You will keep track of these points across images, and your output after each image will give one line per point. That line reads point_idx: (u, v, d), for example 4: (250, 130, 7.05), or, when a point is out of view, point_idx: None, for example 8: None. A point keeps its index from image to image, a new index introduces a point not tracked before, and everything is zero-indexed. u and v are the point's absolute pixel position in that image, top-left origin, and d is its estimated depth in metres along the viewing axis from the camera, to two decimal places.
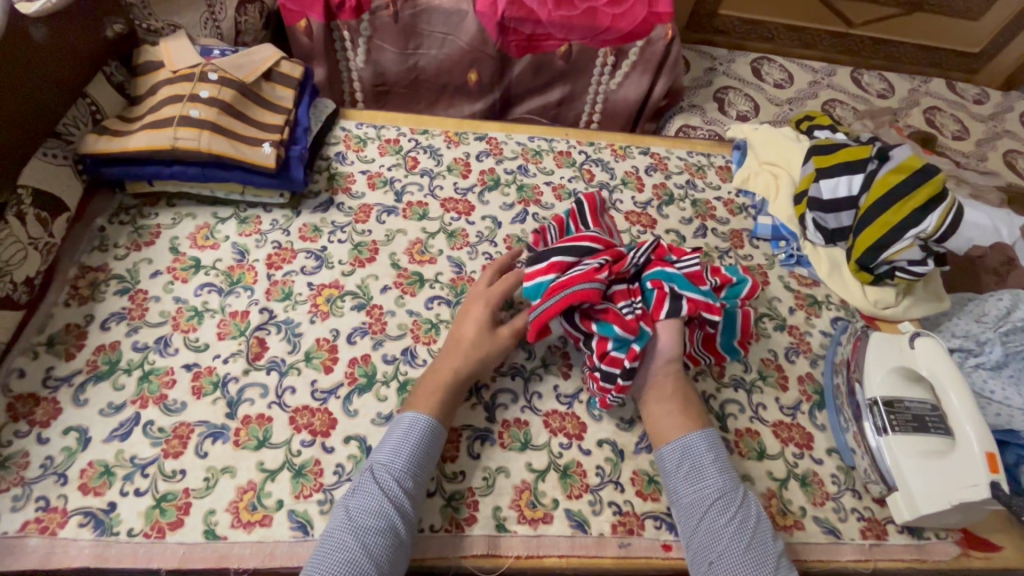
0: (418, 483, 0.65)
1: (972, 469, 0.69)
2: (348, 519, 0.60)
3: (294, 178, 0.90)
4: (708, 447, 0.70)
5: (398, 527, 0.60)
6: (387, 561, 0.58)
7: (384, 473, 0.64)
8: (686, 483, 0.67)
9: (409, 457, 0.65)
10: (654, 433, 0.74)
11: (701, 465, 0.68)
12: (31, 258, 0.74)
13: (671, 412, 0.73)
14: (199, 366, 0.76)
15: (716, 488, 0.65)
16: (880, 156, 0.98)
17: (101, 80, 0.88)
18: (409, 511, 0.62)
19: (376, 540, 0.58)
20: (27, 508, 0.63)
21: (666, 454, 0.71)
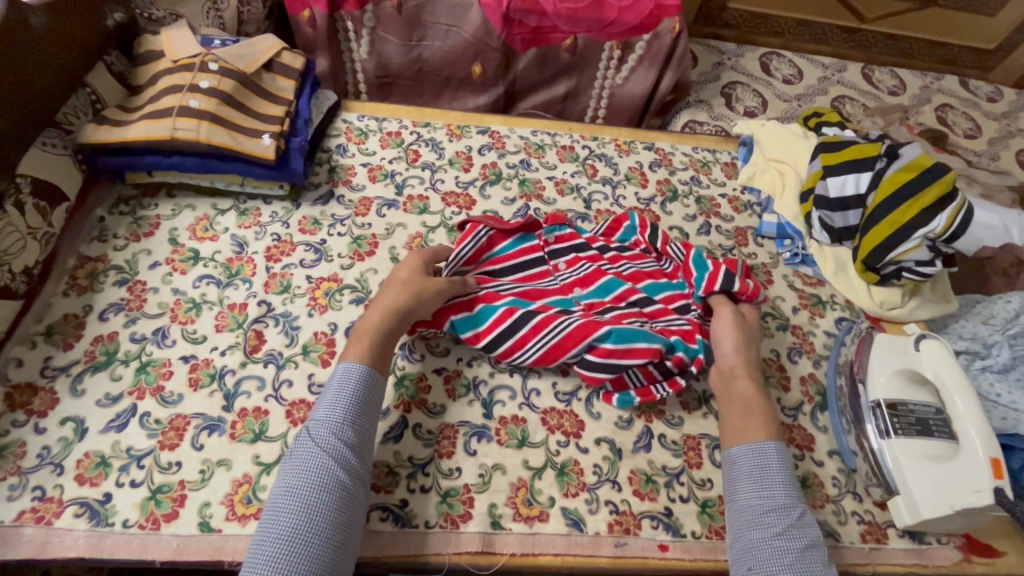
0: (360, 435, 0.63)
1: (977, 473, 0.68)
2: (289, 482, 0.58)
3: (294, 170, 0.89)
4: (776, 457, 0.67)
5: (344, 480, 0.59)
6: (340, 515, 0.57)
7: (323, 429, 0.62)
8: (748, 486, 0.65)
9: (347, 411, 0.64)
10: (728, 433, 0.71)
11: (766, 472, 0.66)
12: (30, 248, 0.74)
13: (742, 411, 0.72)
14: (196, 358, 0.76)
15: (778, 499, 0.63)
16: (889, 154, 0.96)
17: (102, 69, 0.88)
18: (354, 464, 0.61)
19: (320, 497, 0.57)
20: (23, 497, 0.63)
21: (732, 454, 0.69)
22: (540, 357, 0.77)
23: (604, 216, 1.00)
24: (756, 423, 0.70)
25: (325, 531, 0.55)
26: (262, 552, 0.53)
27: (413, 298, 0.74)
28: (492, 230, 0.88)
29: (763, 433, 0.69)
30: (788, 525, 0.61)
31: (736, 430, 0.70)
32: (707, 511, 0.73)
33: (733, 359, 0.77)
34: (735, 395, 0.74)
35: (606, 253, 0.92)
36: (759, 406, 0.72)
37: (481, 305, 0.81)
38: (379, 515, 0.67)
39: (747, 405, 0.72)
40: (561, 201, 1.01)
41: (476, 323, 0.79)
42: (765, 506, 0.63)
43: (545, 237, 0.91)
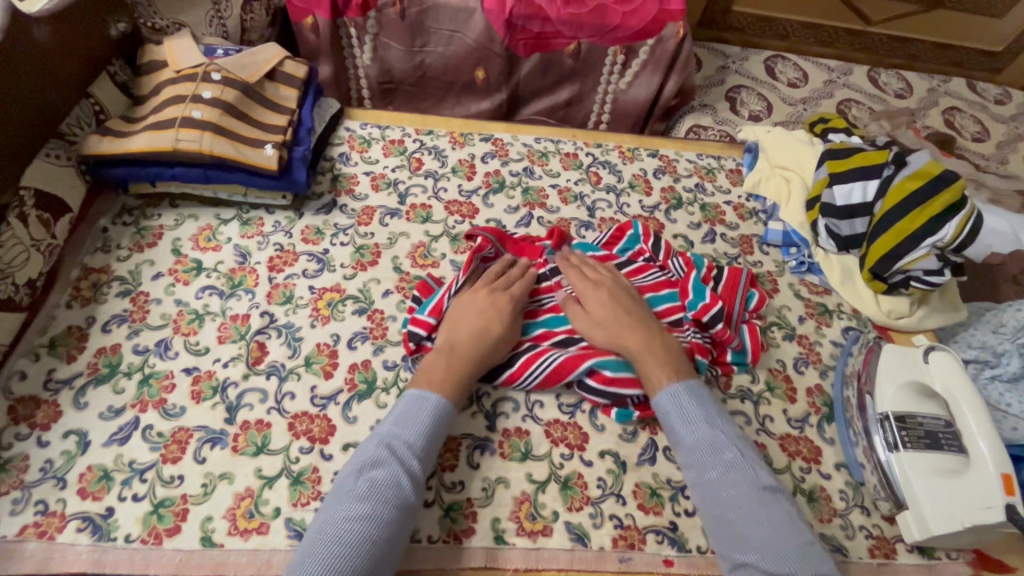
0: (431, 462, 0.65)
1: (988, 490, 0.67)
2: (358, 488, 0.58)
3: (297, 180, 0.89)
4: (689, 390, 0.70)
5: (409, 503, 0.60)
6: (399, 536, 0.58)
7: (401, 447, 0.63)
8: (692, 457, 0.66)
9: (429, 435, 0.65)
10: (647, 385, 0.73)
11: (701, 436, 0.66)
12: (34, 260, 0.74)
13: (643, 362, 0.74)
14: (199, 370, 0.75)
15: (722, 461, 0.64)
16: (898, 161, 0.95)
17: (105, 79, 0.88)
18: (421, 488, 0.62)
19: (390, 513, 0.57)
20: (26, 512, 0.63)
21: (658, 410, 0.70)
22: (542, 380, 0.77)
23: (608, 224, 0.99)
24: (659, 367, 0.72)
25: (383, 549, 0.55)
26: (321, 554, 0.53)
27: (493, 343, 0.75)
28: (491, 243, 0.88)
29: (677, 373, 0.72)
30: (745, 491, 0.61)
31: (653, 380, 0.72)
32: None
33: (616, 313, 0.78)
34: (632, 345, 0.75)
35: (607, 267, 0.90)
36: (655, 347, 0.75)
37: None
38: None
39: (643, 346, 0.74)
40: (565, 209, 1.00)
41: None
42: (715, 476, 0.63)
43: (546, 255, 0.90)
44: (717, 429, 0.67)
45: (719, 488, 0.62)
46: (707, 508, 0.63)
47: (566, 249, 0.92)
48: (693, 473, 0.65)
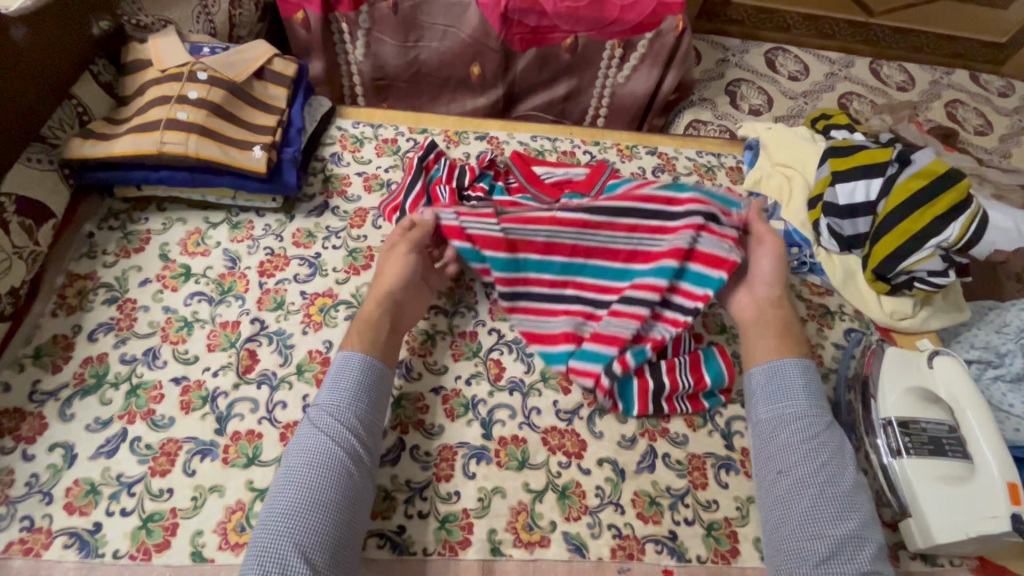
0: (363, 420, 0.65)
1: (993, 500, 0.66)
2: (292, 466, 0.60)
3: (287, 182, 0.87)
4: (801, 375, 0.70)
5: (346, 459, 0.61)
6: (343, 490, 0.59)
7: (328, 416, 0.63)
8: (800, 427, 0.66)
9: (354, 399, 0.65)
10: (747, 356, 0.75)
11: (821, 416, 0.67)
12: (16, 268, 0.72)
13: (777, 335, 0.75)
14: (188, 379, 0.74)
15: (835, 445, 0.65)
16: (902, 160, 0.93)
17: (87, 80, 0.86)
18: (356, 444, 0.63)
19: (323, 474, 0.59)
20: (11, 528, 0.62)
21: (751, 380, 0.73)
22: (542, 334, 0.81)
23: None
24: (785, 343, 0.74)
25: (329, 514, 0.57)
26: (277, 524, 0.56)
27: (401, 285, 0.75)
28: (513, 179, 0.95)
29: (791, 352, 0.73)
30: (848, 479, 0.63)
31: (758, 355, 0.74)
32: (713, 534, 0.71)
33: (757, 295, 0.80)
34: (770, 321, 0.77)
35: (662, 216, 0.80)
36: (789, 333, 0.75)
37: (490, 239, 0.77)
38: (377, 543, 0.66)
39: (778, 330, 0.75)
40: None
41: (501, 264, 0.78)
42: (823, 454, 0.64)
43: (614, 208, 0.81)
44: (829, 419, 0.68)
45: (828, 468, 0.63)
46: (783, 479, 0.64)
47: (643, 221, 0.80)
48: (782, 445, 0.66)
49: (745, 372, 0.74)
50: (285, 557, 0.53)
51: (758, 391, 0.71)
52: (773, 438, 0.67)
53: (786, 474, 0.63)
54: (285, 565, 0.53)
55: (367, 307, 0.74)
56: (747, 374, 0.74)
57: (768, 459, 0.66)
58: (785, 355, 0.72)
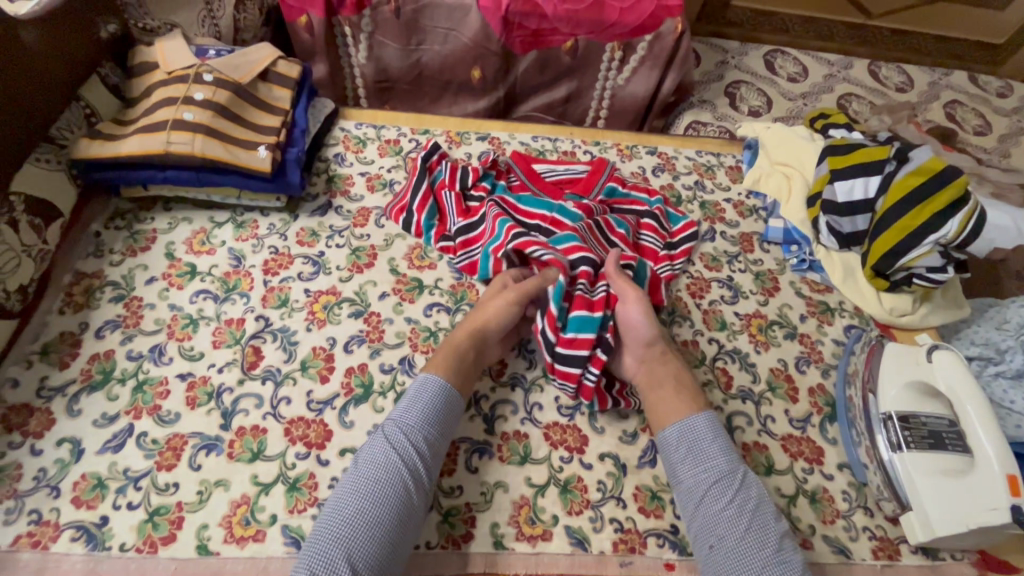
0: (432, 443, 0.66)
1: (993, 491, 0.66)
2: (360, 475, 0.62)
3: (291, 182, 0.88)
4: (712, 427, 0.69)
5: (410, 481, 0.62)
6: (399, 513, 0.60)
7: (401, 429, 0.65)
8: (717, 494, 0.64)
9: (427, 416, 0.67)
10: (654, 417, 0.73)
11: (732, 472, 0.65)
12: (25, 266, 0.73)
13: (671, 391, 0.73)
14: (193, 376, 0.75)
15: (753, 498, 0.64)
16: (899, 158, 0.93)
17: (95, 82, 0.87)
18: (421, 467, 0.64)
19: (387, 492, 0.60)
20: (19, 521, 0.62)
21: (666, 445, 0.70)
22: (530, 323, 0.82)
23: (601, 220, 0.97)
24: (685, 399, 0.72)
25: (386, 525, 0.59)
26: (335, 529, 0.57)
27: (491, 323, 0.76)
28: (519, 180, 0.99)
29: (694, 406, 0.72)
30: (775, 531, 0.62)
31: (663, 414, 0.72)
32: None
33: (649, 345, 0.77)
34: (664, 377, 0.75)
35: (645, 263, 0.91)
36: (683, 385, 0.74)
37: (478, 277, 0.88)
38: None
39: (675, 383, 0.74)
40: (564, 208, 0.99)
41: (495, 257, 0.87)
42: (746, 511, 0.62)
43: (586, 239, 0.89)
44: (743, 469, 0.66)
45: (751, 529, 0.61)
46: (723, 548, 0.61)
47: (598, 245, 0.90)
48: (711, 511, 0.63)
49: (657, 437, 0.72)
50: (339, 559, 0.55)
51: (674, 458, 0.69)
52: (698, 509, 0.64)
53: (718, 546, 0.61)
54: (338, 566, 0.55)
55: (457, 336, 0.75)
56: (660, 439, 0.71)
57: (699, 530, 0.64)
58: (695, 411, 0.71)
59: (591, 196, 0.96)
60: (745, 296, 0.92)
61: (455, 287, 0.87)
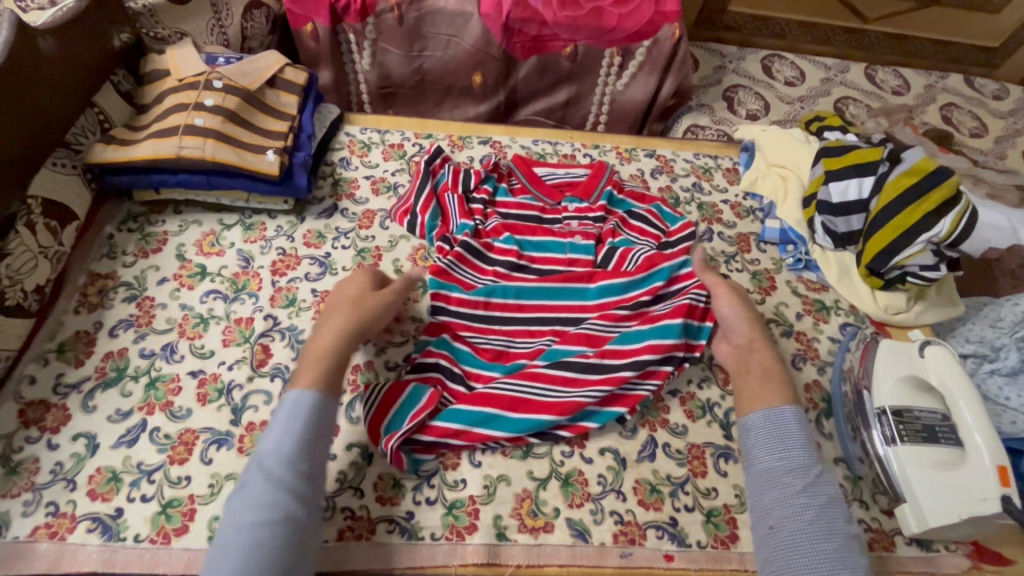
0: (311, 464, 0.62)
1: (984, 482, 0.68)
2: (239, 524, 0.56)
3: (298, 185, 0.91)
4: (798, 424, 0.69)
5: (296, 510, 0.59)
6: (292, 545, 0.57)
7: (272, 463, 0.60)
8: (790, 480, 0.65)
9: (300, 437, 0.63)
10: (743, 401, 0.74)
11: (812, 466, 0.66)
12: (42, 267, 0.76)
13: (761, 378, 0.75)
14: (204, 373, 0.77)
15: (829, 494, 0.64)
16: (892, 159, 0.95)
17: (108, 89, 0.89)
18: (307, 493, 0.61)
19: (274, 531, 0.56)
20: (37, 513, 0.65)
21: (746, 428, 0.72)
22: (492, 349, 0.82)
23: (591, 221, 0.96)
24: (776, 391, 0.73)
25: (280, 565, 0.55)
26: None
27: (351, 317, 0.74)
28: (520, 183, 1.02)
29: (782, 397, 0.72)
30: (839, 526, 0.62)
31: (754, 397, 0.73)
32: (713, 520, 0.73)
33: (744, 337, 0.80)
34: (754, 364, 0.77)
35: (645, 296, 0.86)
36: (777, 374, 0.75)
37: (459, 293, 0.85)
38: (387, 528, 0.68)
39: (765, 370, 0.76)
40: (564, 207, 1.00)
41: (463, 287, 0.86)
42: (815, 501, 0.63)
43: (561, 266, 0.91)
44: (820, 468, 0.66)
45: (819, 519, 0.62)
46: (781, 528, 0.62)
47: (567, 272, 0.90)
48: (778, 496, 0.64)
49: (741, 420, 0.73)
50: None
51: (751, 443, 0.70)
52: (764, 495, 0.66)
53: (779, 528, 0.62)
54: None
55: (322, 335, 0.73)
56: (742, 425, 0.73)
57: (760, 513, 0.65)
58: (781, 402, 0.71)
59: (592, 199, 0.98)
60: None
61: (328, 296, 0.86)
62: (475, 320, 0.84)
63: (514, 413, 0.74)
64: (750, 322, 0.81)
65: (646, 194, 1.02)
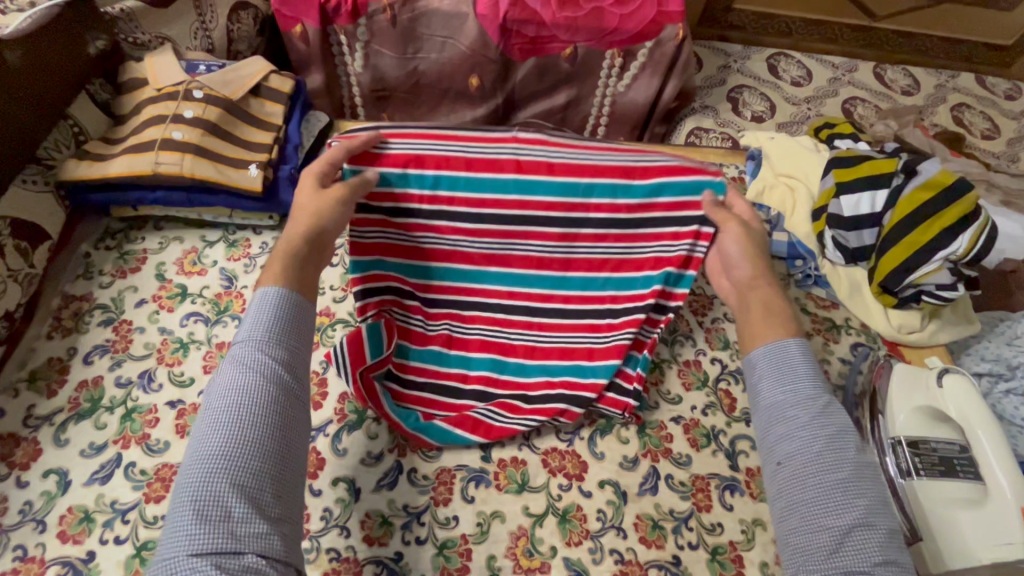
0: (293, 350, 0.54)
1: (1008, 524, 0.65)
2: (217, 415, 0.48)
3: (283, 201, 0.87)
4: (803, 357, 0.59)
5: (284, 399, 0.51)
6: (280, 431, 0.49)
7: (245, 351, 0.51)
8: (796, 414, 0.55)
9: (274, 325, 0.54)
10: (743, 338, 0.64)
11: (817, 396, 0.56)
12: (11, 292, 0.72)
13: (761, 312, 0.65)
14: (183, 403, 0.73)
15: (837, 425, 0.53)
16: (907, 171, 0.91)
17: (83, 100, 0.85)
18: (292, 380, 0.53)
19: (259, 418, 0.48)
20: (3, 558, 0.61)
21: (750, 366, 0.61)
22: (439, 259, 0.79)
23: None
24: (777, 323, 0.63)
25: (270, 455, 0.48)
26: (195, 487, 0.44)
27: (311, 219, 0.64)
28: None
29: (782, 331, 0.62)
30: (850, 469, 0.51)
31: (754, 333, 0.63)
32: (718, 559, 0.69)
33: (749, 271, 0.71)
34: (754, 301, 0.67)
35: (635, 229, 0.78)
36: (780, 306, 0.65)
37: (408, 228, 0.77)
38: (373, 570, 0.64)
39: (767, 306, 0.65)
40: None
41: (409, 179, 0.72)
42: (819, 438, 0.53)
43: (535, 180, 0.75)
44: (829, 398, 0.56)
45: (852, 479, 0.50)
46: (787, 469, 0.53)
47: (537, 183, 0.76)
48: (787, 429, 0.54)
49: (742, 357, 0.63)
50: (225, 492, 0.44)
51: (755, 380, 0.60)
52: (767, 432, 0.56)
53: (786, 464, 0.53)
54: (225, 506, 0.43)
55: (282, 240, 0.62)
56: (745, 362, 0.63)
57: (767, 450, 0.56)
58: (784, 334, 0.61)
59: None
60: None
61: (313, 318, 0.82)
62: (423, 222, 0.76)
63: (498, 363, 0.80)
64: (755, 258, 0.71)
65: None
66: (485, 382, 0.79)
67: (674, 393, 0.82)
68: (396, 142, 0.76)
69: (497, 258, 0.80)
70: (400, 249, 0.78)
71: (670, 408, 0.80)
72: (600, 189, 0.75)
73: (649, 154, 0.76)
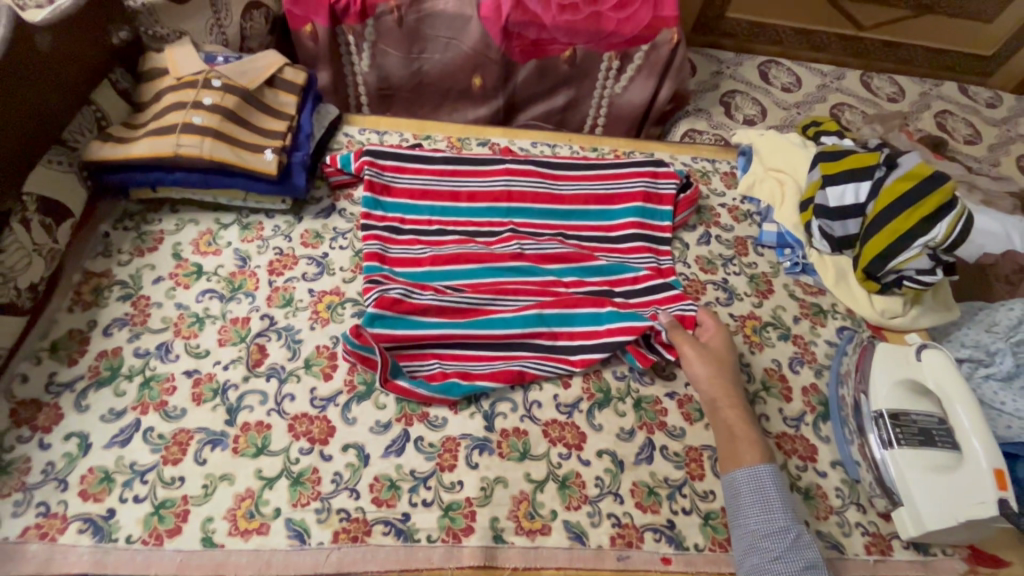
0: None
1: (981, 486, 0.68)
2: None
3: (296, 184, 0.91)
4: (776, 488, 0.68)
5: None
6: None
7: None
8: (769, 545, 0.64)
9: None
10: (723, 456, 0.73)
11: (788, 528, 0.65)
12: (36, 265, 0.75)
13: (728, 438, 0.74)
14: (199, 373, 0.76)
15: (807, 559, 0.63)
16: (888, 164, 0.95)
17: (106, 87, 0.89)
18: None
19: None
20: (28, 513, 0.64)
21: (731, 487, 0.70)
22: (436, 262, 0.89)
23: (588, 226, 0.99)
24: (746, 447, 0.72)
25: None
26: None
27: None
28: (536, 185, 1.00)
29: (762, 455, 0.72)
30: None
31: (730, 456, 0.72)
32: (710, 523, 0.73)
33: (720, 379, 0.78)
34: (722, 422, 0.76)
35: (608, 241, 0.97)
36: (746, 430, 0.74)
37: (426, 240, 0.93)
38: (382, 529, 0.67)
39: (732, 430, 0.74)
40: (574, 210, 1.00)
41: (406, 210, 0.95)
42: (793, 572, 0.62)
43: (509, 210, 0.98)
44: (798, 529, 0.66)
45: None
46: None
47: (516, 210, 0.98)
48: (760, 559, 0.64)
49: (723, 476, 0.72)
50: None
51: (738, 500, 0.69)
52: (746, 558, 0.65)
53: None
54: None
55: None
56: (725, 480, 0.71)
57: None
58: (755, 459, 0.71)
59: (603, 213, 1.00)
60: (740, 298, 0.95)
61: (323, 296, 0.85)
62: (426, 234, 0.93)
63: (499, 329, 0.82)
64: (720, 377, 0.78)
65: (663, 194, 1.02)
66: (487, 353, 0.81)
67: (668, 369, 0.85)
68: (409, 168, 0.99)
69: (501, 256, 0.91)
70: (414, 255, 0.90)
71: (665, 384, 0.84)
72: (579, 211, 1.00)
73: (616, 184, 1.02)
